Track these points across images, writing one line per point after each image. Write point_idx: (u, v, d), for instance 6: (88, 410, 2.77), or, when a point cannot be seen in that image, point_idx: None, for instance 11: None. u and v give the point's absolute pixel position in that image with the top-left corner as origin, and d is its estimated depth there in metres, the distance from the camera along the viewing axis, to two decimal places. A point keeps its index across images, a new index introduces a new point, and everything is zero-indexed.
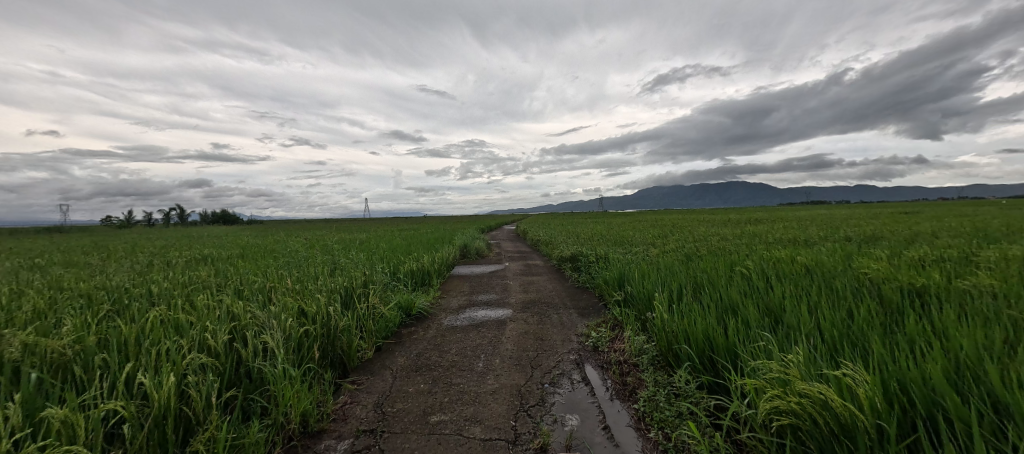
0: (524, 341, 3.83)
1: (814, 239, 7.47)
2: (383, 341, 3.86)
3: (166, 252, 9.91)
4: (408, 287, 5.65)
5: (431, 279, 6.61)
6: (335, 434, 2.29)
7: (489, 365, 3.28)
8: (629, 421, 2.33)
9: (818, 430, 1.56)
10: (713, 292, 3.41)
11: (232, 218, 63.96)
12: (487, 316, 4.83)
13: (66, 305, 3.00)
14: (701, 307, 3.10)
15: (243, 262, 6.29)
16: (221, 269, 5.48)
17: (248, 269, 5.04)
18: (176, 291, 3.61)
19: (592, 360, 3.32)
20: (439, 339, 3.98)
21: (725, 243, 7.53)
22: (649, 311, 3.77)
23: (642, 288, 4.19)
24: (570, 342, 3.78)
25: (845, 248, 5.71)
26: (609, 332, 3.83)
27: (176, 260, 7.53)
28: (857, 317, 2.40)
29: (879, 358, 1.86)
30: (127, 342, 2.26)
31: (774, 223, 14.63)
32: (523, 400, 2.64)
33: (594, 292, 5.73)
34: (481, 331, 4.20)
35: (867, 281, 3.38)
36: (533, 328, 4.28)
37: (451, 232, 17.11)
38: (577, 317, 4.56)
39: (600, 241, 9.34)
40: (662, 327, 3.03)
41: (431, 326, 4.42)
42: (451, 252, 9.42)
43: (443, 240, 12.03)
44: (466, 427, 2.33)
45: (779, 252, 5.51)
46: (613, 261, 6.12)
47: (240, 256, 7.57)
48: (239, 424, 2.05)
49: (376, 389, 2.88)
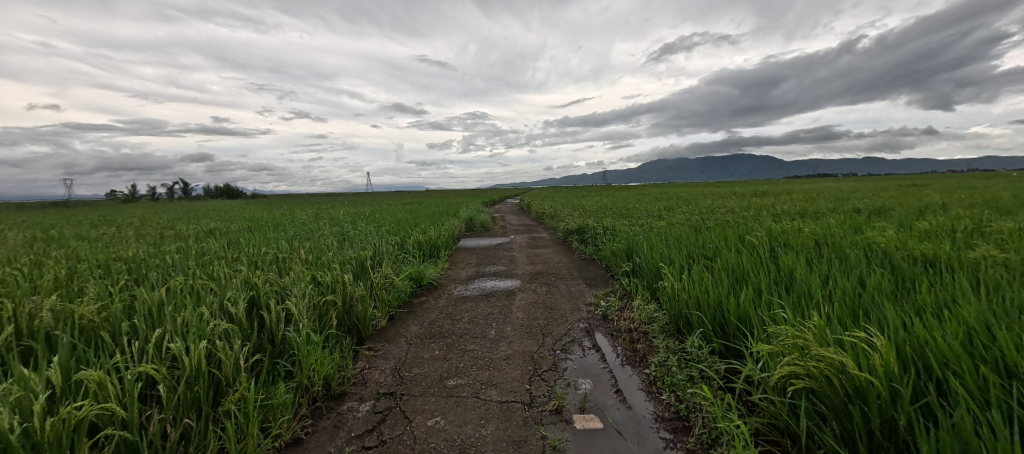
0: (534, 310, 3.90)
1: (823, 211, 7.42)
2: (396, 310, 3.95)
3: (173, 225, 10.04)
4: (417, 258, 5.71)
5: (438, 252, 6.66)
6: (356, 396, 2.39)
7: (501, 332, 3.35)
8: (641, 385, 2.41)
9: (835, 393, 1.59)
10: (724, 262, 3.44)
11: (235, 193, 64.17)
12: (496, 286, 4.91)
13: (87, 274, 3.06)
14: (712, 276, 3.14)
15: (252, 234, 6.36)
16: (231, 241, 5.54)
17: (258, 241, 5.09)
18: (192, 262, 3.66)
19: (602, 328, 3.40)
20: (451, 308, 4.06)
21: (732, 215, 7.51)
22: (658, 281, 3.81)
23: (652, 259, 4.22)
24: (580, 311, 3.84)
25: (854, 219, 5.69)
26: (618, 301, 3.89)
27: (184, 232, 7.60)
28: (868, 284, 2.44)
29: (892, 324, 1.89)
30: (151, 310, 2.29)
31: (781, 196, 14.30)
32: (536, 365, 2.72)
33: (601, 263, 5.77)
34: (490, 301, 4.27)
35: (878, 251, 3.38)
36: (541, 297, 4.36)
37: (454, 205, 17.08)
38: (586, 287, 4.64)
39: (606, 214, 9.30)
40: (673, 297, 3.07)
41: (441, 296, 4.50)
42: (456, 225, 9.43)
43: (448, 213, 12.04)
44: (483, 391, 2.42)
45: (789, 223, 5.49)
46: (620, 233, 6.13)
47: (248, 229, 7.62)
48: (266, 385, 2.12)
49: (392, 355, 2.97)
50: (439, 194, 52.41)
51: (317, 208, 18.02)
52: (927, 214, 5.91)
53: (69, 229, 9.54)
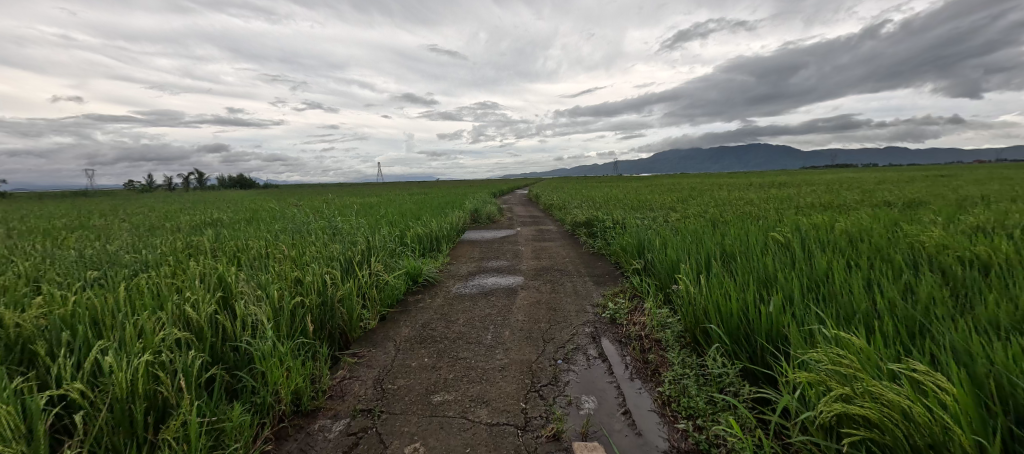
0: (536, 312, 3.61)
1: (849, 204, 6.97)
2: (388, 310, 3.69)
3: (173, 216, 9.92)
4: (416, 253, 5.45)
5: (439, 246, 6.38)
6: (331, 413, 2.12)
7: (498, 337, 3.06)
8: (652, 406, 2.11)
9: (901, 443, 1.25)
10: (746, 261, 3.10)
11: (247, 182, 64.84)
12: (497, 284, 4.62)
13: (50, 272, 2.83)
14: (735, 279, 2.81)
15: (247, 226, 6.15)
16: (222, 233, 5.32)
17: (250, 235, 4.86)
18: (169, 256, 3.42)
19: (609, 334, 3.10)
20: (447, 308, 3.78)
21: (750, 208, 7.11)
22: (672, 281, 3.48)
23: (665, 256, 3.88)
24: (585, 313, 3.54)
25: (888, 213, 5.27)
26: (628, 303, 3.58)
27: (181, 223, 7.43)
28: (922, 293, 2.10)
29: (963, 346, 1.55)
30: (100, 314, 2.03)
31: (800, 188, 13.67)
32: (534, 379, 2.43)
33: (610, 259, 5.44)
34: (490, 300, 3.99)
35: (923, 251, 3.00)
36: (545, 296, 4.07)
37: (460, 196, 16.80)
38: (593, 286, 4.33)
39: (617, 206, 8.93)
40: (690, 303, 2.75)
41: (439, 294, 4.24)
42: (460, 218, 9.13)
43: (453, 204, 11.76)
44: (472, 409, 2.13)
45: (816, 217, 5.10)
46: (630, 227, 5.76)
47: (246, 220, 7.43)
48: (222, 403, 1.86)
49: (377, 363, 2.70)
50: (448, 185, 52.22)
51: (323, 199, 17.83)
52: (968, 208, 5.45)
53: (70, 220, 9.41)
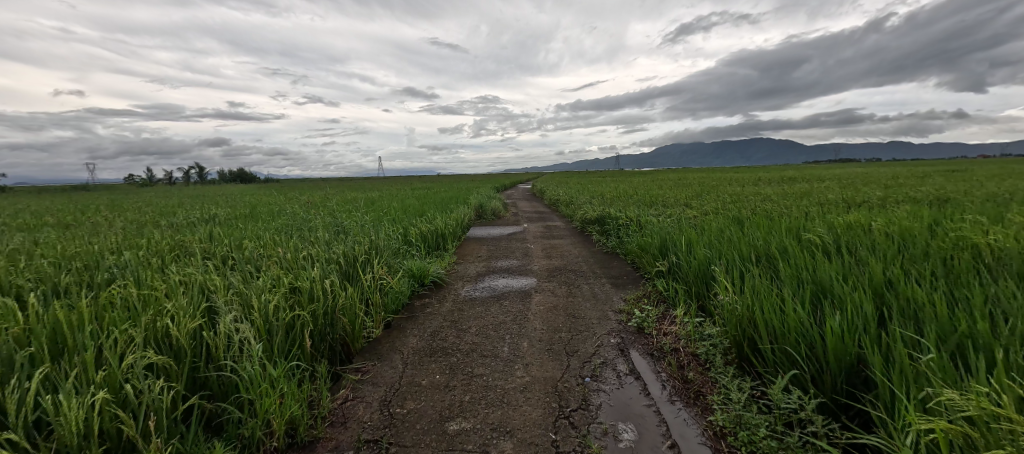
0: (554, 318, 3.33)
1: (873, 201, 6.67)
2: (393, 316, 3.41)
3: (169, 212, 9.65)
4: (421, 252, 5.17)
5: (444, 244, 6.09)
6: (331, 445, 1.83)
7: (516, 350, 2.78)
8: (703, 439, 1.82)
9: None
10: (790, 266, 2.80)
11: (248, 177, 64.58)
12: (509, 286, 4.34)
13: (19, 277, 2.56)
14: (783, 288, 2.51)
15: (244, 223, 5.88)
16: (216, 231, 5.04)
17: (246, 233, 4.59)
18: (155, 258, 3.15)
19: (638, 345, 2.82)
20: (457, 314, 3.50)
21: (770, 205, 6.79)
22: (704, 287, 3.19)
23: (691, 259, 3.60)
24: (608, 321, 3.26)
25: (922, 211, 4.98)
26: (655, 310, 3.29)
27: (176, 219, 7.15)
28: (1019, 309, 1.81)
29: None
30: (60, 332, 1.74)
31: (813, 183, 13.33)
32: (562, 402, 2.14)
33: (626, 259, 5.16)
34: (503, 304, 3.71)
35: (988, 255, 2.69)
36: (562, 300, 3.78)
37: (463, 191, 16.49)
38: (612, 289, 4.05)
39: (628, 202, 8.62)
40: (735, 315, 2.46)
41: (448, 297, 3.96)
42: (465, 213, 8.83)
43: (457, 200, 11.46)
44: (495, 442, 1.85)
45: (846, 216, 4.80)
46: (647, 225, 5.47)
47: (243, 217, 7.16)
48: (200, 441, 1.57)
49: (383, 380, 2.42)
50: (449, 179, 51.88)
51: (324, 192, 17.52)
52: (1007, 206, 5.14)
53: (63, 215, 9.17)
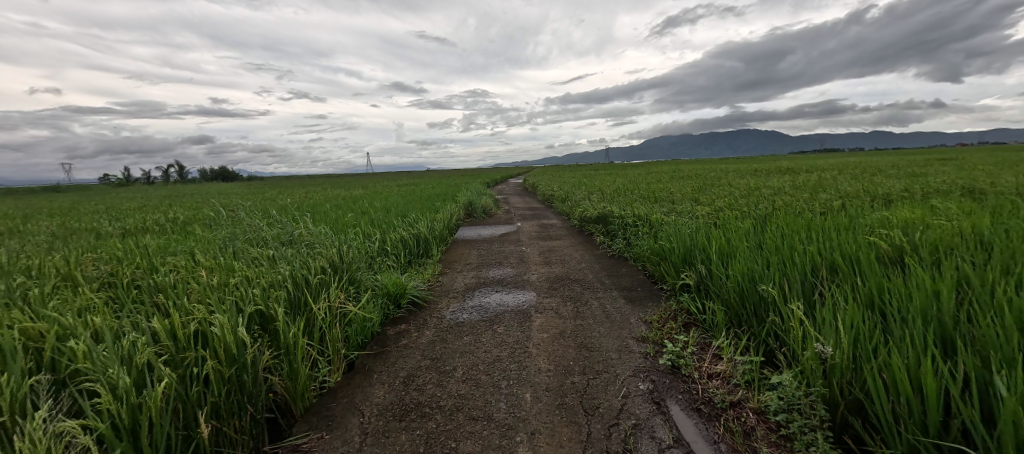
0: (565, 352, 2.62)
1: (902, 194, 6.06)
2: (357, 355, 2.67)
3: (119, 216, 8.65)
4: (399, 263, 4.44)
5: (427, 250, 5.34)
6: None
7: (516, 407, 2.06)
8: None
9: None
10: (876, 287, 2.13)
11: (230, 175, 62.79)
12: (503, 303, 3.62)
13: None
14: (882, 325, 1.84)
15: (191, 232, 5.04)
16: (151, 243, 4.21)
17: (185, 246, 3.81)
18: (31, 291, 2.37)
19: (679, 395, 2.12)
20: (440, 347, 2.78)
21: (789, 199, 6.14)
22: (752, 311, 2.51)
23: (728, 273, 2.92)
24: (630, 355, 2.57)
25: (973, 205, 4.35)
26: (691, 341, 2.60)
27: (118, 227, 6.23)
28: None
29: None
30: None
31: (817, 173, 12.76)
32: None
33: (637, 266, 4.47)
34: (498, 331, 2.99)
35: None
36: (570, 324, 3.08)
37: (451, 187, 15.66)
38: (628, 307, 3.35)
39: (630, 198, 7.93)
40: (820, 364, 1.78)
41: (429, 322, 3.22)
42: (453, 212, 8.07)
43: (445, 197, 10.65)
44: None
45: (891, 212, 4.16)
46: (660, 228, 4.79)
47: (198, 223, 6.29)
48: None
49: None
50: (438, 175, 50.93)
51: (304, 191, 16.58)
52: None
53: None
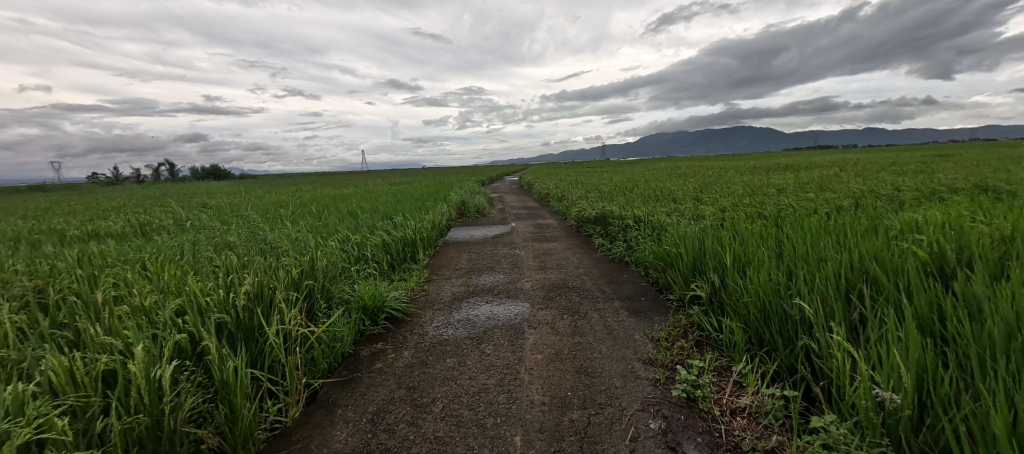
0: (562, 379, 2.27)
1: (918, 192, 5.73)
2: (321, 383, 2.30)
3: (91, 217, 8.21)
4: (381, 270, 4.07)
5: (415, 254, 4.97)
6: None
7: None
8: None
9: None
10: (931, 307, 1.79)
11: (222, 174, 61.96)
12: (493, 316, 3.26)
13: None
14: (949, 358, 1.50)
15: (157, 236, 4.64)
16: (105, 249, 3.81)
17: (140, 255, 3.43)
18: None
19: (697, 437, 1.78)
20: (419, 372, 2.41)
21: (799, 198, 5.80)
22: (778, 331, 2.17)
23: (747, 285, 2.57)
24: (638, 382, 2.22)
25: (1003, 205, 4.02)
26: (707, 365, 2.25)
27: (83, 230, 5.80)
28: None
29: None
30: None
31: (819, 171, 12.44)
32: None
33: (640, 271, 4.13)
34: (485, 351, 2.63)
35: None
36: (568, 342, 2.72)
37: (444, 186, 15.26)
38: (632, 320, 3.00)
39: (630, 197, 7.58)
40: (874, 410, 1.44)
41: (409, 341, 2.86)
42: (445, 212, 7.67)
43: (437, 197, 10.24)
44: None
45: (916, 213, 3.82)
46: (663, 230, 4.45)
47: (169, 226, 5.87)
48: None
49: None
50: (433, 173, 50.42)
51: (293, 190, 16.13)
52: None
53: None
